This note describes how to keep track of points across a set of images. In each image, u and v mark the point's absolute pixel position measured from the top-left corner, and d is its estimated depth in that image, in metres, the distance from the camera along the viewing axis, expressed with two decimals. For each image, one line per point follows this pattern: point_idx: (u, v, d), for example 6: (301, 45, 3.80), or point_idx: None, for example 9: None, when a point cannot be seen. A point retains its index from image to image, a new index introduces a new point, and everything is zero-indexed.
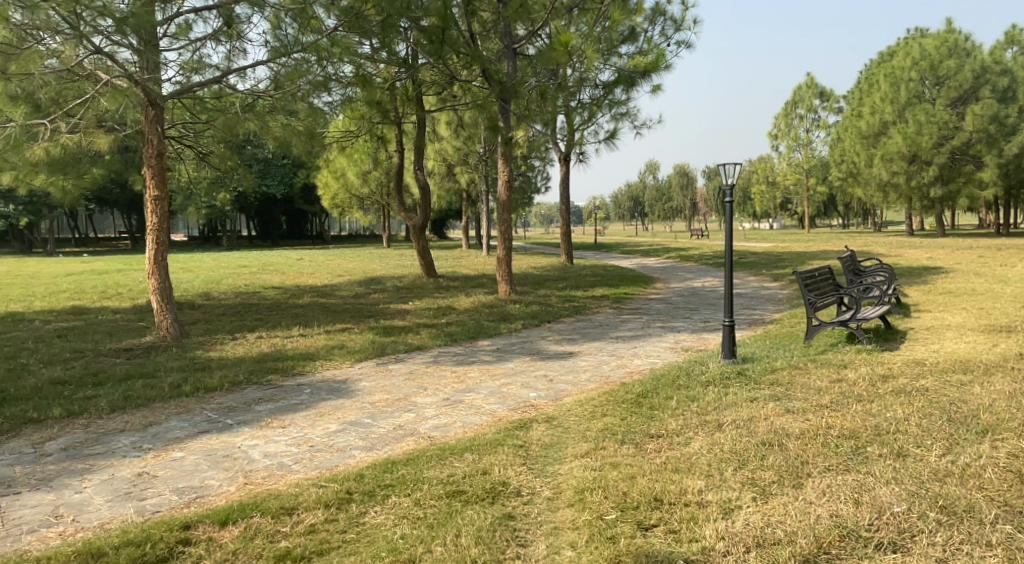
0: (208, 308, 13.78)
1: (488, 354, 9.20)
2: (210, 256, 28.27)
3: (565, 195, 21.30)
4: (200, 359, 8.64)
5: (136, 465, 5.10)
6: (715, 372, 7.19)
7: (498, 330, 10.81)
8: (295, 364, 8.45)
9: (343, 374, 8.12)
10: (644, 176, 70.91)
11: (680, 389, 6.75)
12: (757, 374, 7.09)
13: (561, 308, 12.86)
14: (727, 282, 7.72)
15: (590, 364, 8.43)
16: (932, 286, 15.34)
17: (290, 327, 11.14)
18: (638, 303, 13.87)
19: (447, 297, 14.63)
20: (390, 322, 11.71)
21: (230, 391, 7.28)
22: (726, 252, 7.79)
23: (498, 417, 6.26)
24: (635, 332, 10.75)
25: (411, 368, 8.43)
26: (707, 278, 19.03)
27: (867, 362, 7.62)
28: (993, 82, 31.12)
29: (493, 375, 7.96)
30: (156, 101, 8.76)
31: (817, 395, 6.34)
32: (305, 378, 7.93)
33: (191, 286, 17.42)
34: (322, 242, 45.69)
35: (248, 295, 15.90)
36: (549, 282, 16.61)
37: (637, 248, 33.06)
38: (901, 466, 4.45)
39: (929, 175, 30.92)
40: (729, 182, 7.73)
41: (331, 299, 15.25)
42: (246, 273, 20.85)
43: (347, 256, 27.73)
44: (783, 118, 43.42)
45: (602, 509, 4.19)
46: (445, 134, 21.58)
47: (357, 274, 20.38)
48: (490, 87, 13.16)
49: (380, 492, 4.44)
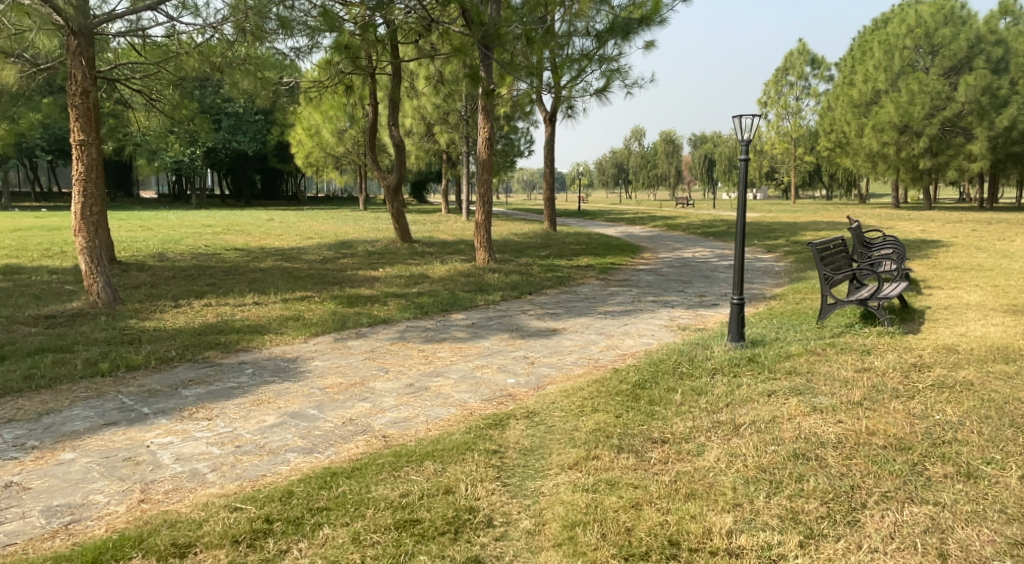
0: (157, 270, 12.61)
1: (462, 330, 8.18)
2: (175, 214, 26.89)
3: (550, 157, 20.17)
4: (131, 330, 7.57)
5: (8, 472, 4.10)
6: (722, 359, 6.20)
7: (474, 302, 9.76)
8: (240, 338, 7.40)
9: (294, 351, 7.06)
10: (629, 142, 69.69)
11: (686, 379, 5.75)
12: (771, 362, 6.10)
13: (544, 278, 11.81)
14: (738, 253, 6.71)
15: (576, 346, 7.42)
16: (936, 260, 14.41)
17: (243, 295, 10.04)
18: (626, 275, 12.85)
19: (421, 264, 13.54)
20: (355, 290, 10.66)
21: (156, 370, 6.24)
22: (738, 217, 6.77)
23: (469, 410, 5.25)
24: (625, 307, 9.74)
25: (373, 346, 7.38)
26: (697, 249, 18.00)
27: (892, 348, 6.66)
28: (988, 52, 30.23)
29: (466, 356, 6.93)
30: (77, 28, 7.85)
31: (846, 390, 5.37)
32: (249, 354, 6.88)
33: (146, 245, 16.23)
34: (298, 203, 44.20)
35: (206, 257, 14.74)
36: (530, 250, 15.54)
37: (622, 216, 32.00)
38: (981, 498, 3.55)
39: (919, 147, 30.02)
40: (745, 137, 6.67)
41: (296, 263, 14.12)
42: (210, 233, 19.62)
43: (321, 218, 26.48)
44: (772, 85, 42.32)
45: (599, 556, 3.27)
46: (425, 90, 20.34)
47: (327, 237, 19.22)
48: (470, 31, 11.95)
49: (310, 520, 3.50)
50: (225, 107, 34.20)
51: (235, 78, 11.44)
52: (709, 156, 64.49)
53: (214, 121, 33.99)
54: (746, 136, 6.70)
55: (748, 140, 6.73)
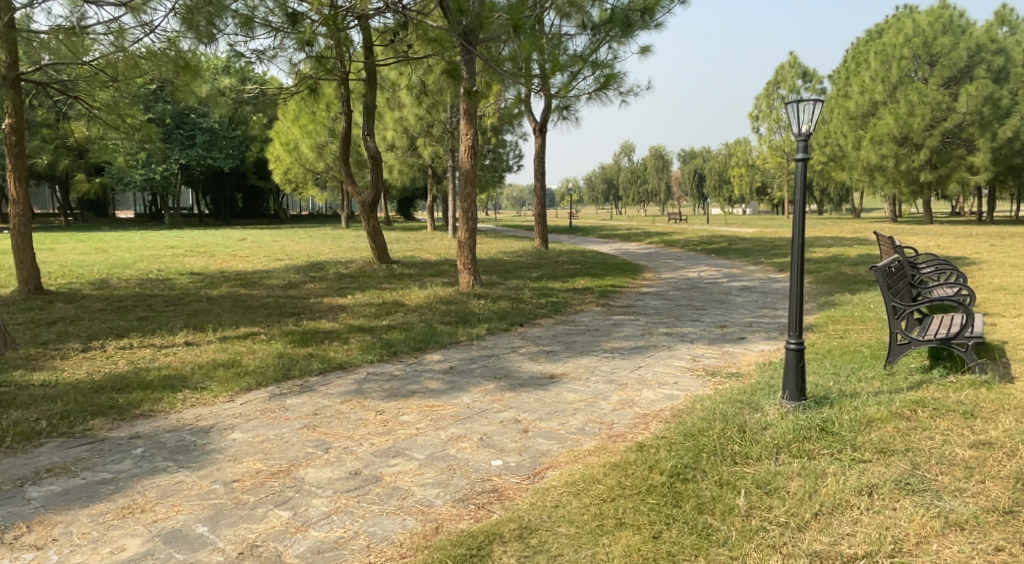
0: (88, 301, 10.94)
1: (437, 378, 6.50)
2: (140, 235, 25.14)
3: (540, 171, 18.59)
4: (4, 390, 5.92)
5: None
6: (784, 430, 4.54)
7: (453, 338, 8.05)
8: (145, 398, 5.72)
9: (211, 417, 5.40)
10: (619, 158, 68.47)
11: (746, 467, 4.07)
12: (853, 436, 4.45)
13: (537, 305, 10.16)
14: (798, 284, 5.01)
15: (580, 402, 5.73)
16: (974, 281, 12.72)
17: (175, 332, 8.36)
18: (630, 300, 11.22)
19: (396, 289, 11.89)
20: (314, 324, 8.98)
21: (9, 456, 4.65)
22: (796, 236, 5.10)
23: (435, 524, 3.62)
24: (634, 342, 8.07)
25: (315, 406, 5.67)
26: (702, 268, 16.37)
27: (1003, 406, 4.99)
28: (988, 62, 28.69)
29: (438, 421, 5.24)
30: None
31: (981, 485, 3.72)
32: (147, 424, 5.22)
33: (91, 271, 14.60)
34: (279, 222, 42.53)
35: (155, 283, 13.10)
36: (520, 270, 13.93)
37: (616, 232, 30.39)
38: None
39: (920, 160, 28.46)
40: (806, 129, 4.85)
41: (253, 289, 12.47)
42: (168, 256, 17.90)
43: (297, 237, 24.84)
44: (765, 98, 40.99)
45: None
46: (406, 101, 18.71)
47: (298, 258, 17.57)
48: (447, 23, 10.33)
49: None
50: (199, 121, 32.06)
51: (184, 82, 9.97)
52: (698, 172, 63.13)
53: (187, 137, 31.87)
54: (806, 129, 4.87)
55: (809, 133, 4.90)
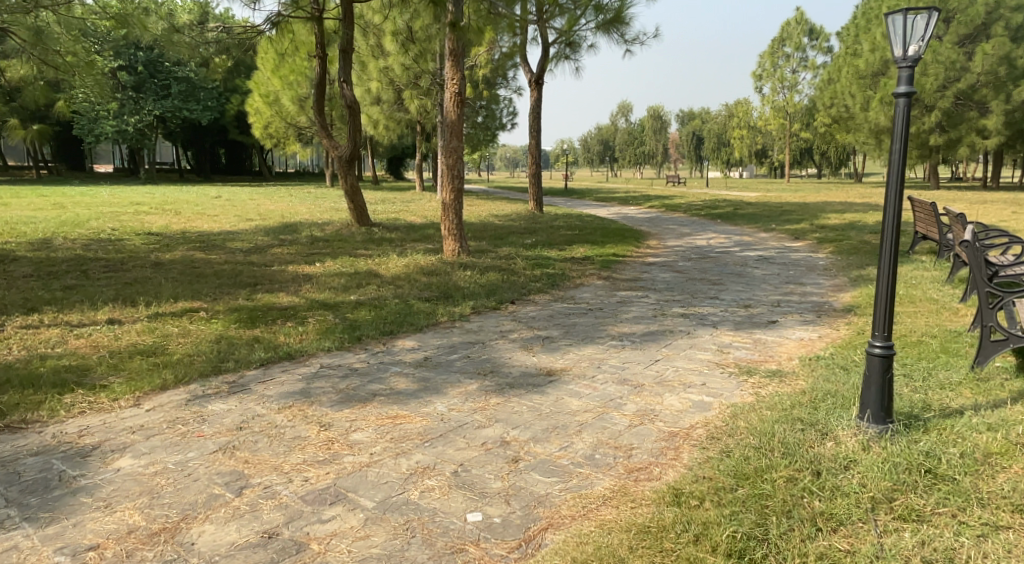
0: (15, 264, 9.49)
1: (405, 374, 5.16)
2: (110, 190, 23.46)
3: (536, 127, 17.13)
4: None
5: None
6: (877, 471, 3.30)
7: (431, 319, 6.71)
8: (20, 402, 4.38)
9: (101, 431, 4.07)
10: (615, 118, 66.65)
11: (838, 542, 2.92)
12: (976, 481, 3.24)
13: (530, 277, 8.82)
14: (892, 271, 3.70)
15: (586, 413, 4.40)
16: None
17: (99, 307, 6.97)
18: (636, 272, 9.88)
19: (373, 256, 10.53)
20: (268, 298, 7.60)
21: None
22: (890, 203, 3.75)
23: None
24: (646, 326, 6.75)
25: (243, 415, 4.34)
26: (709, 235, 15.04)
27: None
28: (1007, 19, 26.88)
29: (398, 443, 3.93)
30: None
31: None
32: (10, 444, 3.90)
33: (37, 229, 13.14)
34: (263, 180, 40.80)
35: (104, 244, 11.67)
36: (512, 236, 12.60)
37: (613, 196, 28.90)
38: None
39: (930, 122, 26.85)
40: (914, 52, 3.53)
41: (213, 253, 11.08)
42: (130, 213, 16.40)
43: (277, 195, 23.29)
44: (769, 57, 39.17)
45: None
46: (390, 48, 17.05)
47: (270, 219, 16.12)
48: None
49: None
50: (174, 70, 30.02)
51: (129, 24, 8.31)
52: (697, 134, 61.22)
53: (162, 87, 29.97)
54: (914, 52, 3.55)
55: (917, 58, 3.58)
